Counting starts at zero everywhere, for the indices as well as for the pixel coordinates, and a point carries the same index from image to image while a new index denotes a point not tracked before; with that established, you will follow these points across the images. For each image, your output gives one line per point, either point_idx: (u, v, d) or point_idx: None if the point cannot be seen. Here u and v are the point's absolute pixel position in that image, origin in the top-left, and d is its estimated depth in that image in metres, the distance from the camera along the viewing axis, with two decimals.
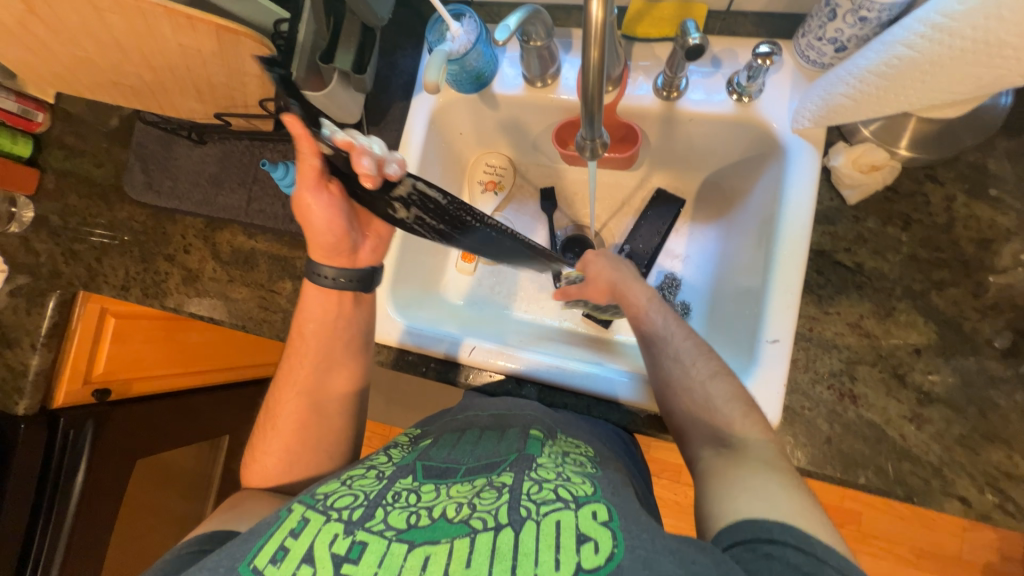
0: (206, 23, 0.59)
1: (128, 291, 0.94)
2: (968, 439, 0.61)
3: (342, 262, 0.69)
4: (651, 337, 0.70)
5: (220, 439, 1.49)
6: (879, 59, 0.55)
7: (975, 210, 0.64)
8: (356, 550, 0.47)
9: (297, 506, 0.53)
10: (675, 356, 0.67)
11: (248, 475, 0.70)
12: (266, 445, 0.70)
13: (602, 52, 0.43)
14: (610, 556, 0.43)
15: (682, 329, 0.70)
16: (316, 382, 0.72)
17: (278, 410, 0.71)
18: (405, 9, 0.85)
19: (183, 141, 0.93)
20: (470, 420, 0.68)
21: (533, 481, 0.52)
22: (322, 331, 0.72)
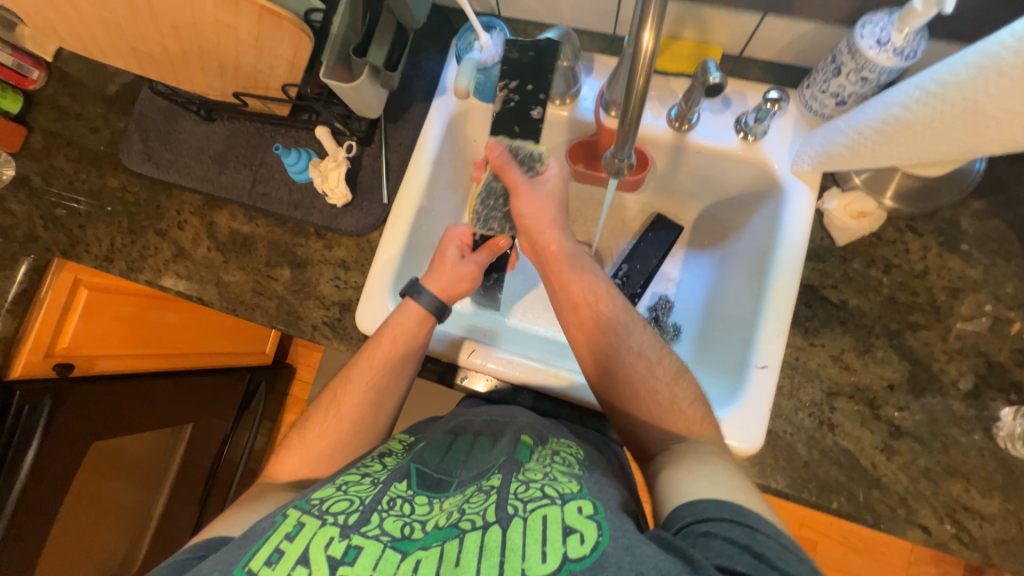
0: (250, 2, 0.61)
1: (111, 263, 0.90)
2: (931, 472, 0.65)
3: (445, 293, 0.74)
4: (607, 322, 0.69)
5: (182, 428, 1.34)
6: (877, 116, 0.61)
7: (947, 261, 0.70)
8: (352, 554, 0.46)
9: (292, 512, 0.51)
10: (639, 351, 0.66)
11: (280, 461, 0.68)
12: (311, 435, 0.69)
13: (648, 80, 0.46)
14: (595, 545, 0.44)
15: (640, 320, 0.70)
16: (381, 386, 0.70)
17: (337, 403, 0.70)
18: (433, 15, 0.87)
19: (190, 116, 0.91)
20: (462, 425, 0.69)
21: (521, 482, 0.52)
22: (401, 344, 0.71)
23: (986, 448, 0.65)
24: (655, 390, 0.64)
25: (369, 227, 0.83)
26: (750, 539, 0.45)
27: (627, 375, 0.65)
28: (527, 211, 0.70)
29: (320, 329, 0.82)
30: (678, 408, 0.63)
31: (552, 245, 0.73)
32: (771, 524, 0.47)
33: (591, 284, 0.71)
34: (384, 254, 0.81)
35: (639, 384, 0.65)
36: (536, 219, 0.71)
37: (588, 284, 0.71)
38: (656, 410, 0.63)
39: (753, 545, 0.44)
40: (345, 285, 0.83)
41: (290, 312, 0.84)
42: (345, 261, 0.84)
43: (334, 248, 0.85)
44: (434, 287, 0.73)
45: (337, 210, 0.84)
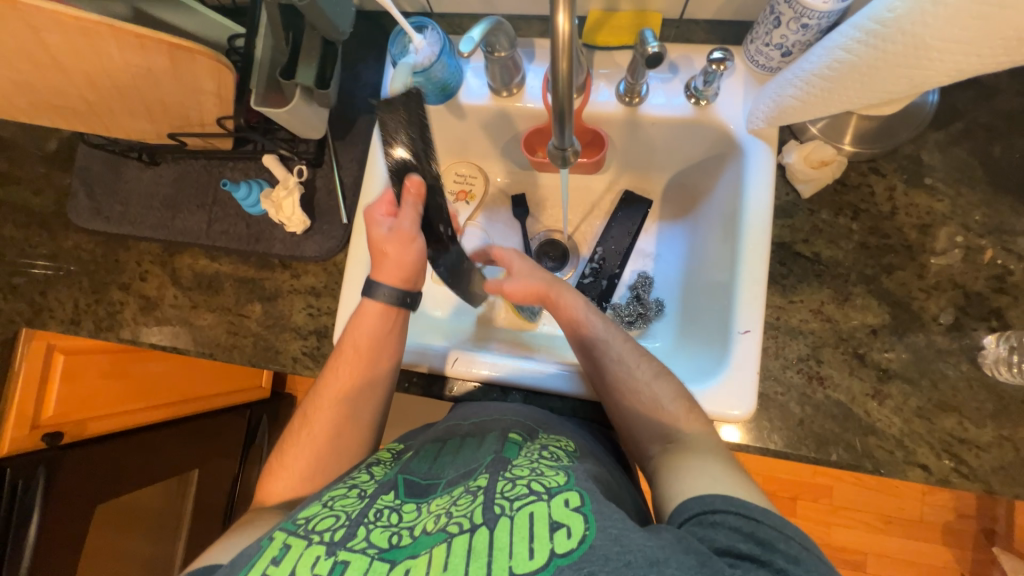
0: (157, 41, 0.59)
1: (79, 325, 0.88)
2: (924, 410, 0.65)
3: (405, 283, 0.70)
4: (590, 344, 0.70)
5: (190, 473, 1.33)
6: (821, 63, 0.59)
7: (914, 199, 0.70)
8: (339, 568, 0.46)
9: (278, 534, 0.51)
10: (617, 358, 0.68)
11: (265, 486, 0.67)
12: (292, 453, 0.68)
13: (570, 63, 0.44)
14: (582, 538, 0.43)
15: (620, 332, 0.71)
16: (352, 391, 0.70)
17: (310, 419, 0.69)
18: (364, 22, 0.84)
19: (133, 163, 0.88)
20: (448, 427, 0.69)
21: (507, 479, 0.52)
22: (364, 348, 0.70)
23: (975, 378, 0.65)
24: (637, 390, 0.65)
25: (334, 250, 0.81)
26: (755, 527, 0.46)
27: (610, 385, 0.67)
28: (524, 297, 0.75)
29: (300, 360, 0.81)
30: (657, 404, 0.64)
31: (564, 312, 0.73)
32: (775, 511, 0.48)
33: (571, 316, 0.72)
34: (353, 276, 0.79)
35: (622, 390, 0.66)
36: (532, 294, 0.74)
37: (576, 315, 0.72)
38: (642, 408, 0.64)
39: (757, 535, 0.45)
40: (319, 312, 0.82)
41: (267, 348, 0.82)
42: (315, 287, 0.82)
43: (302, 276, 0.83)
44: (389, 278, 0.69)
45: (298, 237, 0.82)
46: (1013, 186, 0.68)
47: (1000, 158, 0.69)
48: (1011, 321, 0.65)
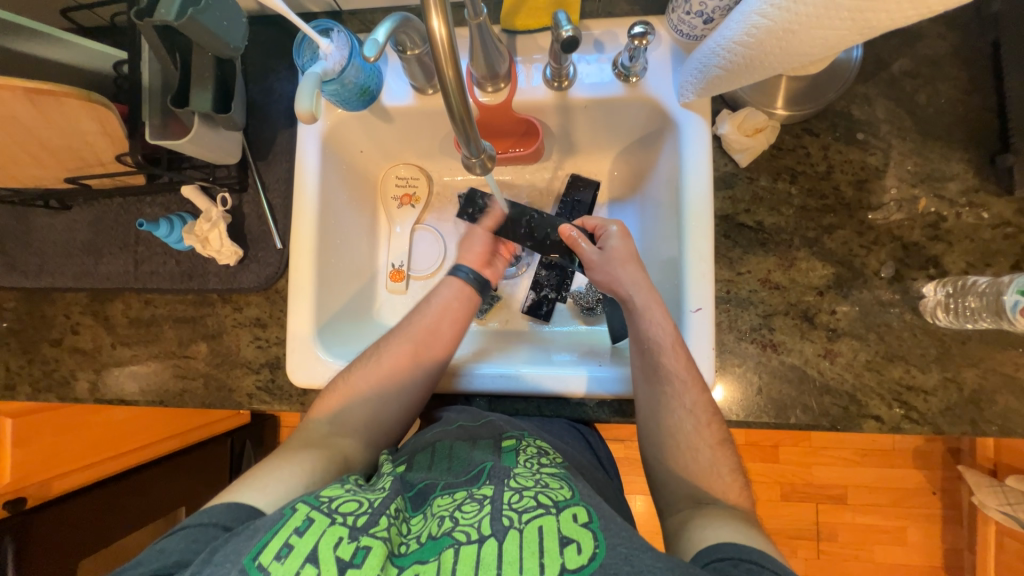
0: (9, 87, 0.56)
1: (14, 390, 0.82)
2: (874, 363, 0.67)
3: (481, 265, 0.80)
4: (663, 375, 0.65)
5: (176, 511, 1.26)
6: (740, 30, 0.56)
7: (848, 155, 0.70)
8: (362, 555, 0.44)
9: (301, 505, 0.49)
10: (690, 409, 0.64)
11: (323, 399, 0.69)
12: (356, 376, 0.70)
13: (458, 70, 0.43)
14: (593, 555, 0.43)
15: (699, 382, 0.65)
16: (425, 342, 0.72)
17: (383, 354, 0.71)
18: (270, 29, 0.79)
19: (41, 211, 0.81)
20: (433, 431, 0.65)
21: (513, 491, 0.50)
22: (445, 312, 0.75)
23: (918, 326, 0.66)
24: (696, 448, 0.63)
25: (273, 277, 0.78)
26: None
27: (668, 429, 0.64)
28: (601, 277, 0.73)
29: (257, 395, 0.78)
30: (714, 468, 0.62)
31: (634, 328, 0.69)
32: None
33: (654, 341, 0.67)
34: (295, 302, 0.75)
35: (678, 444, 0.64)
36: (608, 280, 0.73)
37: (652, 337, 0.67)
38: (689, 468, 0.62)
39: None
40: (268, 343, 0.78)
41: (220, 387, 0.79)
42: (260, 319, 0.79)
43: (245, 308, 0.79)
44: (470, 263, 0.79)
45: (233, 268, 0.78)
46: (940, 132, 0.68)
47: (927, 105, 0.69)
48: (947, 267, 0.67)
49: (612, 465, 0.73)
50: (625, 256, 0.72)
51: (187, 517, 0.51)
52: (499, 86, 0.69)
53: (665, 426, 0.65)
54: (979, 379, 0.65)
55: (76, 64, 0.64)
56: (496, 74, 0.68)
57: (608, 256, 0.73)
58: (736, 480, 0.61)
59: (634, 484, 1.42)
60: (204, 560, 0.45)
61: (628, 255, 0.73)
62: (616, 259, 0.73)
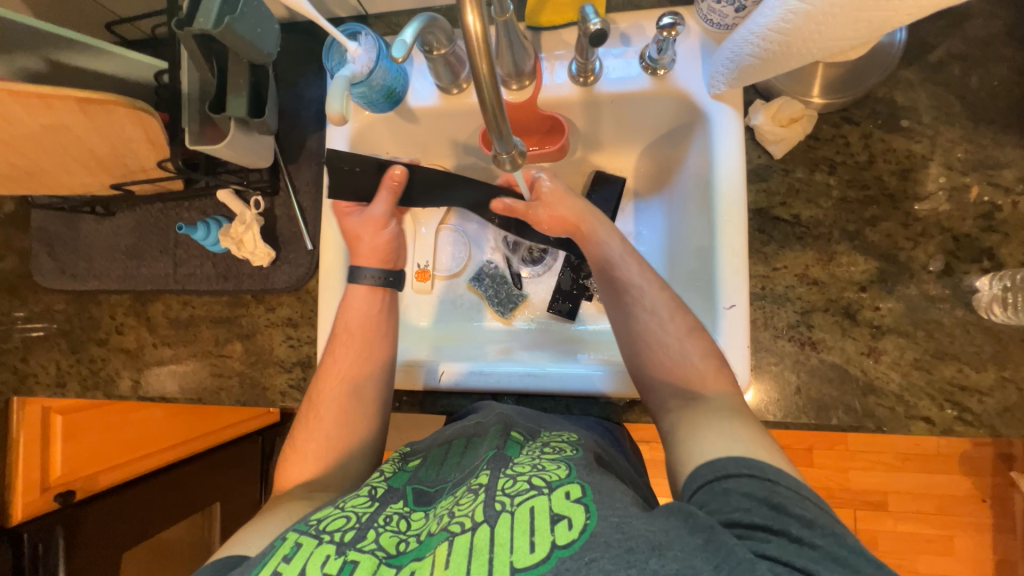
0: (62, 98, 0.59)
1: (65, 387, 0.86)
2: (922, 361, 0.63)
3: (383, 260, 0.75)
4: (620, 288, 0.68)
5: (212, 506, 1.30)
6: (776, 15, 0.54)
7: (891, 143, 0.67)
8: (350, 568, 0.44)
9: (290, 534, 0.49)
10: (650, 308, 0.65)
11: (284, 471, 0.68)
12: (303, 438, 0.69)
13: (492, 64, 0.42)
14: (583, 529, 0.42)
15: (656, 279, 0.67)
16: (355, 375, 0.71)
17: (319, 403, 0.70)
18: (299, 35, 0.81)
19: (88, 217, 0.85)
20: (452, 427, 0.65)
21: (508, 477, 0.49)
22: (367, 330, 0.72)
23: (970, 323, 0.63)
24: (665, 343, 0.63)
25: (304, 277, 0.79)
26: (770, 492, 0.45)
27: (638, 333, 0.66)
28: (552, 224, 0.76)
29: (289, 393, 0.79)
30: (685, 358, 0.62)
31: (596, 248, 0.72)
32: (790, 475, 0.47)
33: (602, 260, 0.71)
34: (325, 305, 0.76)
35: (648, 341, 0.64)
36: (561, 226, 0.75)
37: (605, 249, 0.71)
38: (665, 363, 0.63)
39: (778, 503, 0.44)
40: (299, 342, 0.80)
41: (254, 385, 0.81)
42: (292, 318, 0.81)
43: (277, 309, 0.81)
44: (367, 261, 0.74)
45: (266, 269, 0.80)
46: (993, 118, 0.65)
47: (977, 89, 0.65)
48: (1003, 259, 0.63)
49: (641, 465, 0.71)
50: (562, 209, 0.74)
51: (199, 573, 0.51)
52: (525, 82, 0.69)
53: (630, 328, 0.66)
54: None
55: (120, 75, 0.67)
56: (521, 71, 0.67)
57: (549, 206, 0.74)
58: (710, 365, 0.61)
59: (661, 486, 1.39)
60: None
61: (569, 211, 0.73)
62: (558, 206, 0.74)
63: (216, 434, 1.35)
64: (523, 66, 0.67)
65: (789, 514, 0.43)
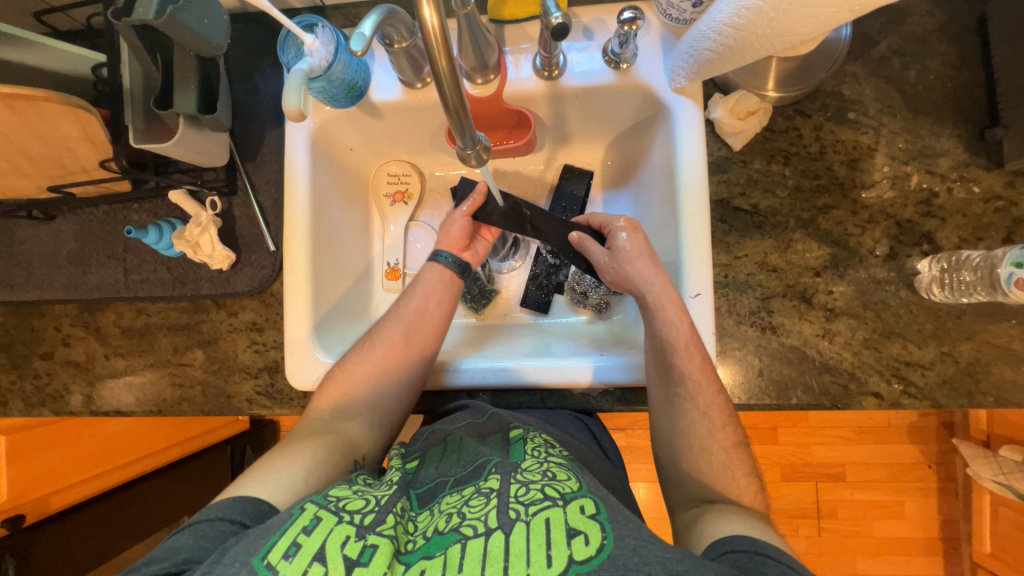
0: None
1: (7, 406, 0.80)
2: (871, 340, 0.68)
3: (459, 249, 0.78)
4: (676, 377, 0.65)
5: (180, 521, 1.24)
6: (731, 11, 0.56)
7: (840, 135, 0.70)
8: (369, 554, 0.44)
9: (309, 504, 0.48)
10: (703, 413, 0.64)
11: (321, 390, 0.68)
12: (352, 363, 0.70)
13: (451, 59, 0.42)
14: (601, 546, 0.43)
15: (712, 382, 0.65)
16: (415, 325, 0.72)
17: (376, 338, 0.71)
18: (251, 26, 0.77)
19: (25, 222, 0.78)
20: (444, 425, 0.65)
21: (520, 483, 0.50)
22: (431, 294, 0.75)
23: (913, 302, 0.67)
24: (710, 451, 0.63)
25: (267, 280, 0.76)
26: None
27: (680, 430, 0.65)
28: (611, 279, 0.73)
29: (257, 401, 0.77)
30: (730, 473, 0.62)
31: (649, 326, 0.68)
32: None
33: (667, 339, 0.66)
34: (292, 307, 0.74)
35: (689, 442, 0.64)
36: (617, 282, 0.72)
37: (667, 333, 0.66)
38: (699, 467, 0.63)
39: None
40: (265, 347, 0.77)
41: (219, 394, 0.78)
42: (256, 322, 0.78)
43: (240, 313, 0.78)
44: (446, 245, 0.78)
45: (226, 272, 0.77)
46: (929, 110, 0.69)
47: (916, 82, 0.69)
48: (941, 243, 0.67)
49: (616, 453, 0.73)
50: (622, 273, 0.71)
51: (195, 513, 0.52)
52: (490, 77, 0.68)
53: (677, 426, 0.65)
54: (974, 352, 0.66)
55: (53, 69, 0.62)
56: (486, 66, 0.67)
57: (609, 263, 0.72)
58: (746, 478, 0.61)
59: (637, 472, 1.43)
60: (214, 560, 0.45)
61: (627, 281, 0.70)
62: (620, 264, 0.71)
63: (178, 448, 1.29)
64: (485, 58, 0.65)
65: None
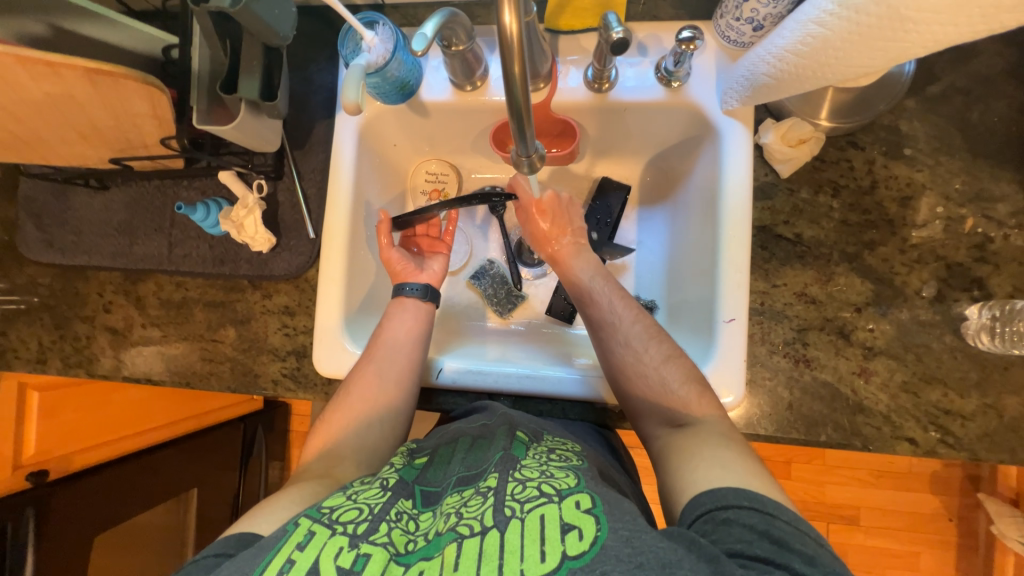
0: (72, 67, 0.57)
1: (46, 363, 0.83)
2: (910, 384, 0.65)
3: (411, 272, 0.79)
4: (596, 322, 0.69)
5: (189, 493, 1.24)
6: (795, 37, 0.56)
7: (893, 171, 0.68)
8: (362, 562, 0.43)
9: (303, 519, 0.48)
10: (626, 342, 0.66)
11: (314, 438, 0.67)
12: (335, 410, 0.69)
13: (524, 64, 0.43)
14: (594, 540, 0.41)
15: (631, 312, 0.68)
16: (384, 354, 0.71)
17: (351, 380, 0.70)
18: (313, 20, 0.80)
19: (81, 190, 0.82)
20: (458, 425, 0.66)
21: (517, 481, 0.49)
22: (399, 326, 0.74)
23: (958, 349, 0.65)
24: (644, 373, 0.64)
25: (303, 266, 0.78)
26: (769, 525, 0.44)
27: (616, 368, 0.66)
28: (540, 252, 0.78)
29: (281, 383, 0.78)
30: None
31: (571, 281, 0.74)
32: (789, 511, 0.46)
33: (578, 293, 0.72)
34: (325, 294, 0.75)
35: (629, 374, 0.65)
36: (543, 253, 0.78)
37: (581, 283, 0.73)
38: (647, 393, 0.63)
39: (777, 532, 0.44)
40: (294, 331, 0.79)
41: (245, 372, 0.79)
42: (288, 307, 0.79)
43: (274, 296, 0.80)
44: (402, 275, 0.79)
45: (265, 255, 0.79)
46: (990, 152, 0.67)
47: (978, 123, 0.67)
48: (992, 290, 0.65)
49: (633, 473, 0.72)
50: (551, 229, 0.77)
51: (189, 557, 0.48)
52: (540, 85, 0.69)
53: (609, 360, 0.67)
54: (1021, 407, 0.63)
55: (128, 47, 0.65)
56: (537, 74, 0.68)
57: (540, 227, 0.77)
58: None
59: None
60: None
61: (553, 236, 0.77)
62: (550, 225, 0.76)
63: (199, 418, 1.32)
64: (540, 67, 0.67)
65: (791, 549, 0.42)
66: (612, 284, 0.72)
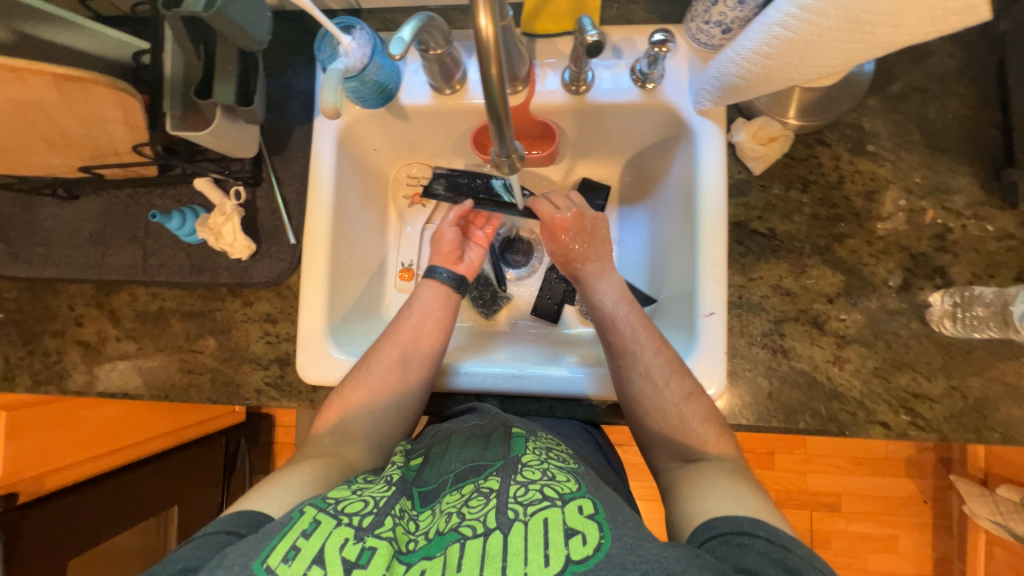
0: (39, 73, 0.57)
1: (13, 381, 0.80)
2: (881, 370, 0.68)
3: (453, 261, 0.82)
4: (617, 351, 0.70)
5: (169, 510, 1.21)
6: (760, 40, 0.58)
7: (858, 166, 0.71)
8: (367, 556, 0.42)
9: (308, 508, 0.47)
10: (646, 374, 0.66)
11: (320, 415, 0.68)
12: (350, 389, 0.69)
13: (501, 67, 0.43)
14: (599, 546, 0.42)
15: (653, 342, 0.69)
16: (411, 342, 0.73)
17: (371, 362, 0.71)
18: (289, 24, 0.79)
19: (48, 200, 0.79)
20: (449, 425, 0.66)
21: (520, 484, 0.49)
22: (426, 314, 0.76)
23: (924, 334, 0.68)
24: (663, 408, 0.65)
25: (285, 273, 0.77)
26: (785, 555, 0.44)
27: (633, 399, 0.67)
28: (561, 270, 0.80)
29: (265, 391, 0.77)
30: None
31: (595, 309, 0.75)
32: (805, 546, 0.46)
33: (602, 320, 0.73)
34: (307, 301, 0.74)
35: (646, 407, 0.66)
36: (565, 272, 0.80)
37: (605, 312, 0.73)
38: (665, 428, 0.64)
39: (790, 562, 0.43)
40: (278, 339, 0.78)
41: (227, 382, 0.78)
42: (270, 314, 0.78)
43: (255, 304, 0.79)
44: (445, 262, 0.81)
45: (245, 262, 0.77)
46: (946, 146, 0.70)
47: (934, 120, 0.71)
48: (953, 278, 0.68)
49: (621, 468, 0.73)
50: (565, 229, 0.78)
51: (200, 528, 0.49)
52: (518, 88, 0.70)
53: (628, 392, 0.67)
54: (983, 388, 0.67)
55: (97, 53, 0.64)
56: (515, 77, 0.68)
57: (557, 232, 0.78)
58: None
59: None
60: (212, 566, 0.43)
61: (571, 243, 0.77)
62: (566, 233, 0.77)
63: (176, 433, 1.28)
64: (518, 70, 0.68)
65: None
66: (635, 312, 0.72)
